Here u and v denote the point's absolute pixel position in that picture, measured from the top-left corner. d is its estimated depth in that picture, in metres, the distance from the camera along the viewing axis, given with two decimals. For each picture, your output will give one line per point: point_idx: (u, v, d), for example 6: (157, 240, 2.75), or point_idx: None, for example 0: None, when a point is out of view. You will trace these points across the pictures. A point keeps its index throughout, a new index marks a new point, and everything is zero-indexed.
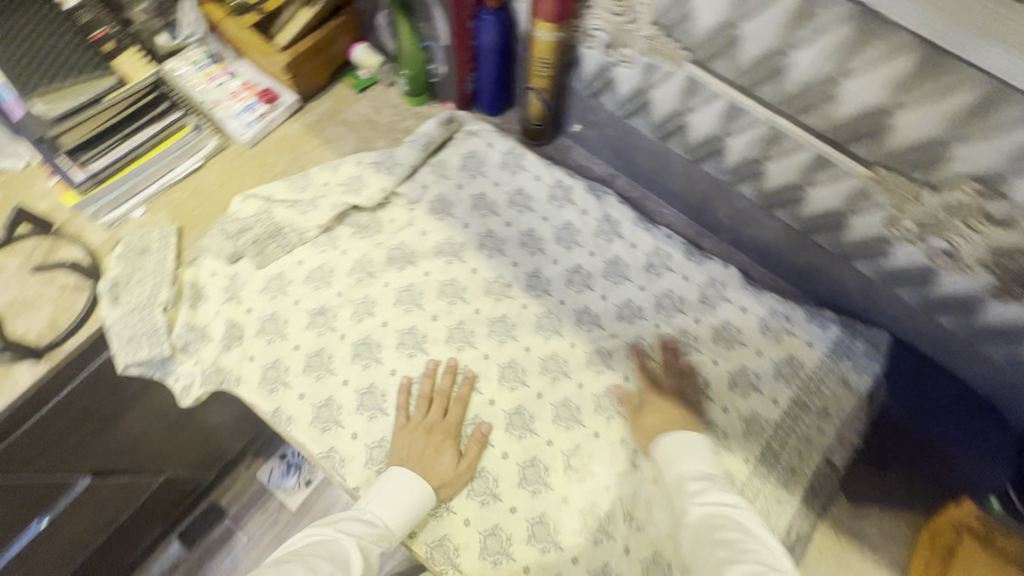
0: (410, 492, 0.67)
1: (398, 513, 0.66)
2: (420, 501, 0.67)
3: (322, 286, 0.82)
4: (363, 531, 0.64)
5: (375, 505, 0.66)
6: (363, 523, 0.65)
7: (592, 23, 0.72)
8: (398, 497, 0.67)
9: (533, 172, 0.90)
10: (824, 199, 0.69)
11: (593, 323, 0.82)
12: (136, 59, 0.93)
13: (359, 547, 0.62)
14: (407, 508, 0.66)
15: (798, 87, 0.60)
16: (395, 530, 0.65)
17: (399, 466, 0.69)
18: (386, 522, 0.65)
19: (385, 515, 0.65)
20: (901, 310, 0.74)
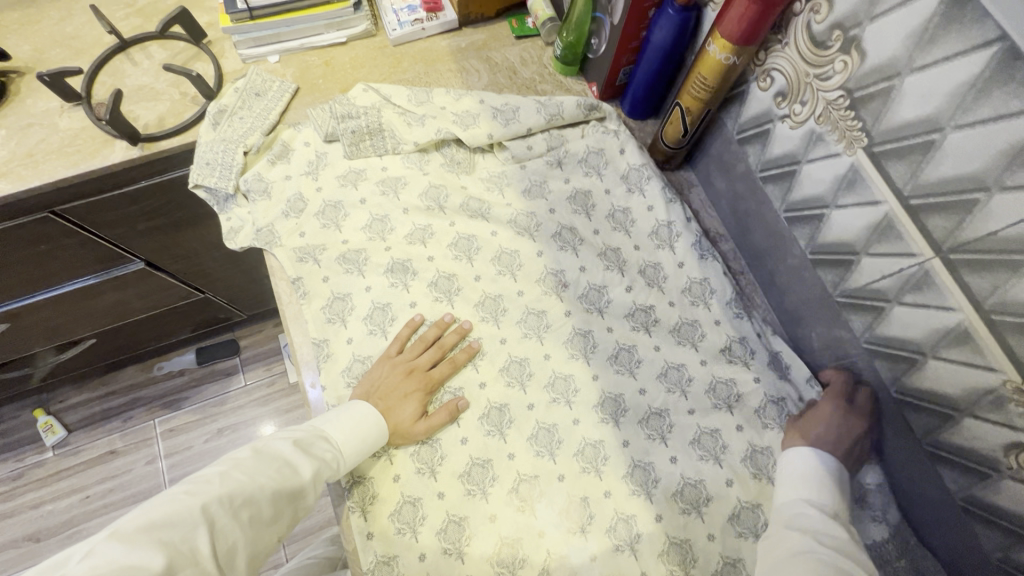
0: (372, 423, 0.65)
1: (353, 442, 0.64)
2: (372, 438, 0.65)
3: (387, 200, 0.81)
4: (316, 451, 0.60)
5: (332, 426, 0.63)
6: (321, 441, 0.62)
7: (776, 62, 0.61)
8: (359, 424, 0.64)
9: (649, 201, 0.81)
10: (944, 378, 0.55)
11: (624, 369, 0.74)
12: None
13: (315, 470, 0.59)
14: (361, 442, 0.64)
15: (981, 236, 0.46)
16: (346, 455, 0.63)
17: (366, 398, 0.68)
18: (341, 446, 0.63)
19: (340, 438, 0.63)
20: (970, 550, 0.58)
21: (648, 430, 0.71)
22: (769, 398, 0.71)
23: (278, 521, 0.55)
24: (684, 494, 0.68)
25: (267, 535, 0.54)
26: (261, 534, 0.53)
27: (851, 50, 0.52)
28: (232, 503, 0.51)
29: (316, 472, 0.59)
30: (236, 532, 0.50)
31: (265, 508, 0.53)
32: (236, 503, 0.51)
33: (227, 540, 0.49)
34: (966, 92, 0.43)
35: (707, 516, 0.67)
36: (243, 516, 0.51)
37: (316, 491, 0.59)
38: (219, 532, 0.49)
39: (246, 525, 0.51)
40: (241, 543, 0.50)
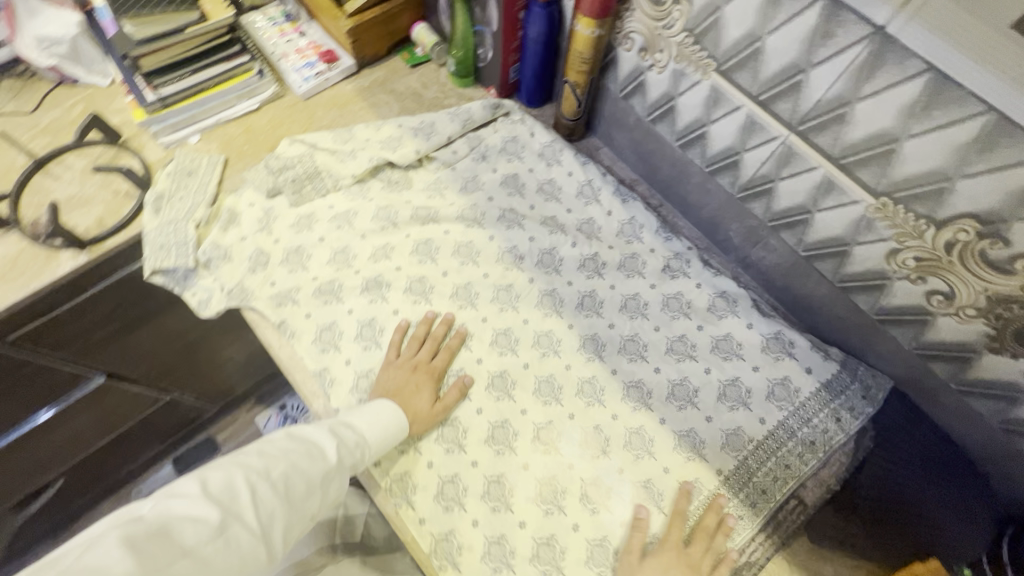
0: (392, 415, 0.72)
1: (374, 430, 0.70)
2: (394, 427, 0.71)
3: (343, 231, 0.88)
4: (343, 438, 0.67)
5: (355, 416, 0.70)
6: (347, 428, 0.69)
7: (630, 25, 0.76)
8: (379, 414, 0.71)
9: (568, 168, 0.93)
10: (829, 225, 0.69)
11: (592, 311, 0.86)
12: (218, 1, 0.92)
13: (338, 452, 0.66)
14: (383, 428, 0.71)
15: (813, 106, 0.61)
16: (371, 441, 0.69)
17: (382, 398, 0.74)
18: (365, 434, 0.69)
19: (364, 426, 0.69)
20: (895, 351, 0.74)
21: (628, 353, 0.83)
22: (714, 295, 0.84)
23: (310, 497, 0.62)
24: (676, 394, 0.79)
25: (302, 509, 0.61)
26: (295, 508, 0.60)
27: (681, 0, 0.67)
28: (269, 477, 0.59)
29: (341, 456, 0.66)
30: (273, 500, 0.58)
31: (296, 483, 0.61)
32: (271, 477, 0.59)
33: (267, 505, 0.57)
34: (766, 6, 0.58)
35: (699, 405, 0.78)
36: (278, 488, 0.59)
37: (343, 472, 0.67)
38: (261, 501, 0.57)
39: (281, 497, 0.59)
40: (278, 511, 0.58)
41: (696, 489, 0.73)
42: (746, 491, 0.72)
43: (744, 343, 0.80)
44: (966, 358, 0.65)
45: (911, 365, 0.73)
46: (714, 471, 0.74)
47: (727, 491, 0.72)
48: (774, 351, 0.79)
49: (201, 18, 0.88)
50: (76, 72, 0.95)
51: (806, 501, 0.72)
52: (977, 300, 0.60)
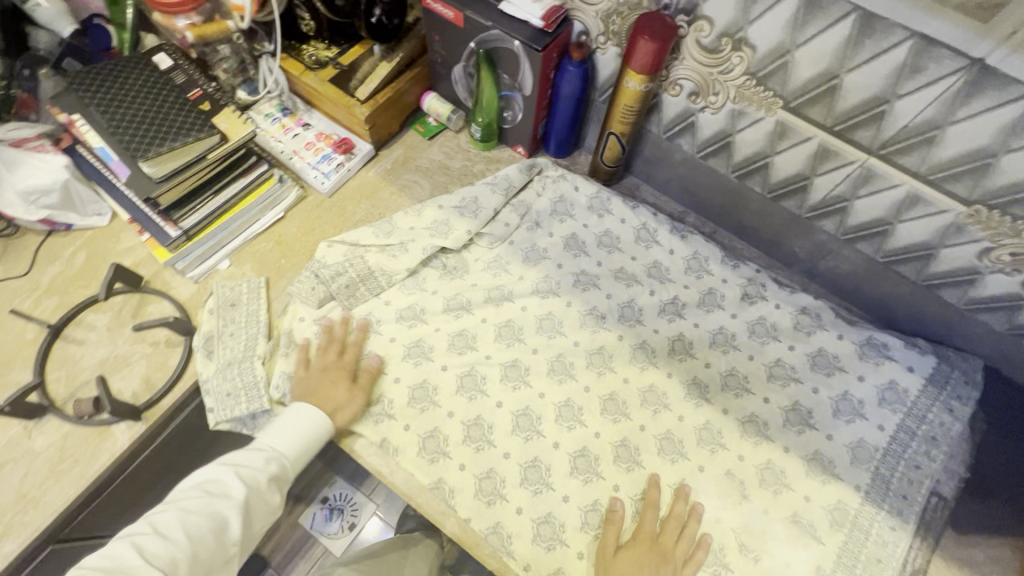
0: (309, 419, 0.72)
1: (294, 445, 0.71)
2: (312, 427, 0.72)
3: (415, 329, 0.83)
4: (248, 463, 0.69)
5: (270, 437, 0.71)
6: (250, 451, 0.70)
7: (679, 73, 0.75)
8: (294, 427, 0.71)
9: (620, 216, 0.92)
10: (912, 233, 0.72)
11: (685, 354, 0.85)
12: (233, 115, 0.84)
13: (248, 479, 0.67)
14: (297, 438, 0.71)
15: (898, 132, 0.63)
16: (286, 455, 0.70)
17: (300, 402, 0.73)
18: (279, 449, 0.70)
19: (283, 444, 0.71)
20: (984, 335, 0.78)
21: (733, 389, 0.83)
22: (795, 313, 0.86)
23: (225, 530, 0.64)
24: (792, 419, 0.80)
25: (217, 543, 0.63)
26: (208, 545, 0.62)
27: (742, 47, 0.67)
28: (162, 527, 0.61)
29: (251, 482, 0.67)
30: (172, 546, 0.60)
31: (201, 523, 0.62)
32: (168, 525, 0.61)
33: (164, 555, 0.59)
34: (845, 47, 0.59)
35: (818, 425, 0.79)
36: (180, 533, 0.61)
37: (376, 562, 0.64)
38: (153, 553, 0.59)
39: (186, 539, 0.61)
40: (180, 553, 0.60)
41: (844, 511, 0.74)
42: (889, 500, 0.74)
43: (841, 354, 0.82)
44: None
45: (1002, 344, 0.77)
46: (854, 488, 0.75)
47: (872, 506, 0.74)
48: (871, 356, 0.81)
49: (222, 139, 0.82)
50: (70, 218, 0.85)
51: (946, 495, 0.75)
52: None
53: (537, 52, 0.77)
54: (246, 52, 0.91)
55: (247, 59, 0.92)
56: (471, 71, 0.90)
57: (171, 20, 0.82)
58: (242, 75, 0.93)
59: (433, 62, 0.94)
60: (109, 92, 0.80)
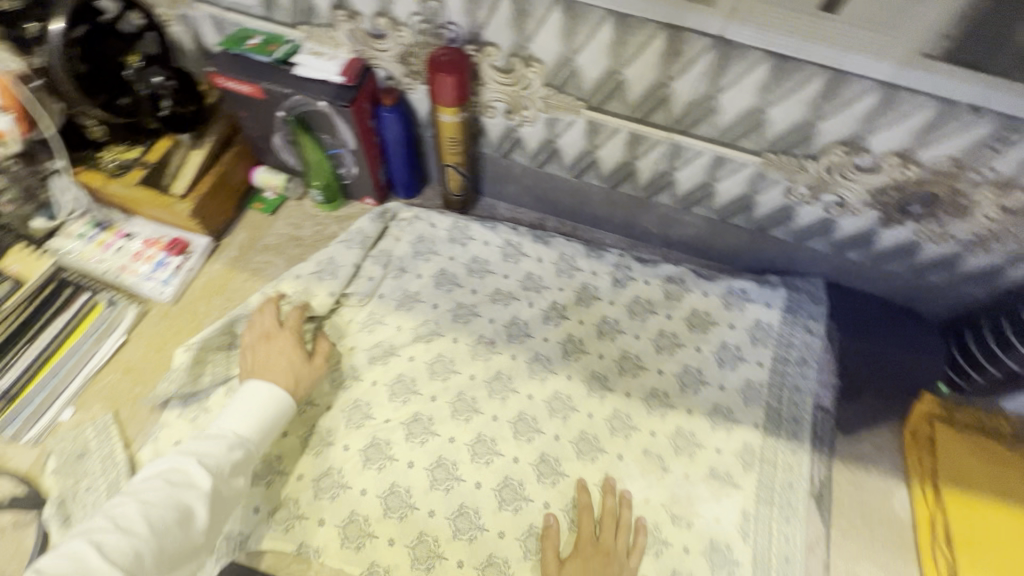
0: (268, 395, 0.66)
1: (255, 425, 0.64)
2: (275, 401, 0.66)
3: (309, 413, 0.78)
4: (210, 450, 0.60)
5: (229, 419, 0.64)
6: (207, 439, 0.62)
7: (489, 96, 0.77)
8: (253, 410, 0.65)
9: (482, 239, 0.94)
10: (731, 189, 0.79)
11: (578, 351, 0.87)
12: (26, 254, 0.81)
13: (214, 466, 0.59)
14: (260, 418, 0.65)
15: (684, 108, 0.69)
16: (249, 437, 0.63)
17: (252, 375, 0.69)
18: (241, 432, 0.63)
19: (241, 425, 0.64)
20: (816, 257, 0.87)
21: (629, 370, 0.86)
22: (664, 284, 0.91)
23: (191, 521, 0.56)
24: (687, 380, 0.85)
25: (184, 535, 0.55)
26: (174, 537, 0.54)
27: (532, 63, 0.70)
28: (118, 524, 0.52)
29: (217, 469, 0.59)
30: (132, 541, 0.51)
31: (163, 514, 0.54)
32: (126, 520, 0.53)
33: (128, 551, 0.51)
34: (614, 46, 0.64)
35: (710, 380, 0.85)
36: (141, 527, 0.52)
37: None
38: (111, 549, 0.50)
39: (148, 532, 0.53)
40: (144, 548, 0.52)
41: (752, 451, 0.79)
42: (785, 427, 0.81)
43: (711, 310, 0.88)
44: (870, 239, 0.80)
45: (831, 261, 0.87)
46: (754, 428, 0.81)
47: (773, 437, 0.80)
48: (736, 303, 0.88)
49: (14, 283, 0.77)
50: None
51: (828, 406, 0.83)
52: (864, 198, 0.73)
53: (346, 108, 0.75)
54: (28, 176, 0.81)
55: (33, 183, 0.81)
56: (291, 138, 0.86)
57: None
58: (33, 201, 0.83)
59: (250, 138, 0.90)
60: None
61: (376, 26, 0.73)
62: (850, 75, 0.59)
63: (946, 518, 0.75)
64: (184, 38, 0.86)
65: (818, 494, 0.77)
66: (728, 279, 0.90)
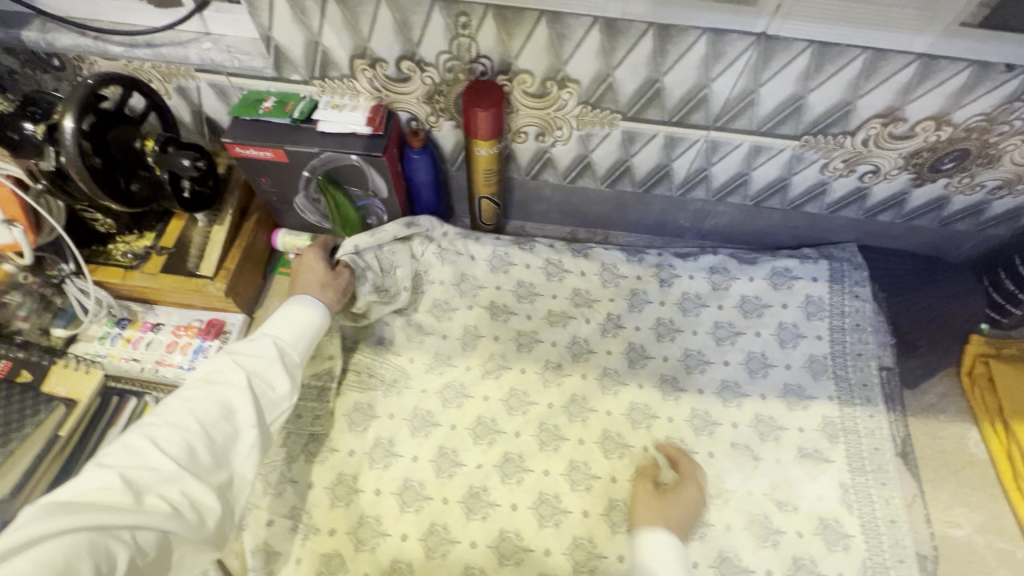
0: (303, 311, 0.68)
1: (295, 332, 0.65)
2: (304, 314, 0.68)
3: (395, 466, 0.77)
4: (252, 354, 0.61)
5: (269, 325, 0.64)
6: (252, 343, 0.62)
7: (520, 122, 0.76)
8: (290, 318, 0.66)
9: (524, 262, 0.91)
10: (767, 174, 0.81)
11: (642, 358, 0.87)
12: (66, 369, 0.69)
13: (253, 369, 0.59)
14: (301, 325, 0.66)
15: (723, 106, 0.70)
16: (288, 342, 0.64)
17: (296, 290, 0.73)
18: (279, 337, 0.64)
19: (279, 333, 0.64)
20: (849, 224, 0.90)
21: (695, 366, 0.87)
22: (709, 276, 0.92)
23: (236, 415, 0.56)
24: (753, 364, 0.86)
25: (231, 431, 0.55)
26: (221, 432, 0.54)
27: (568, 84, 0.69)
28: (172, 418, 0.53)
29: (253, 369, 0.59)
30: (185, 434, 0.52)
31: (210, 412, 0.55)
32: (175, 417, 0.53)
33: (178, 442, 0.51)
34: (655, 56, 0.64)
35: (776, 362, 0.86)
36: (189, 422, 0.53)
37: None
38: (166, 442, 0.51)
39: (195, 427, 0.53)
40: (194, 440, 0.52)
41: (832, 423, 0.81)
42: (857, 394, 0.83)
43: (760, 293, 0.90)
44: (902, 199, 0.83)
45: (864, 226, 0.90)
46: (829, 400, 0.83)
47: (849, 405, 0.82)
48: (783, 282, 0.90)
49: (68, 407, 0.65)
50: None
51: (890, 365, 0.86)
52: (897, 163, 0.76)
53: (380, 157, 0.73)
54: (41, 285, 0.75)
55: (47, 290, 0.76)
56: (315, 195, 0.83)
57: None
58: (49, 309, 0.77)
59: (268, 203, 0.86)
60: None
61: (400, 71, 0.70)
62: (891, 52, 0.61)
63: (1022, 449, 0.78)
64: (183, 111, 0.82)
65: (903, 451, 0.80)
66: (770, 260, 0.92)
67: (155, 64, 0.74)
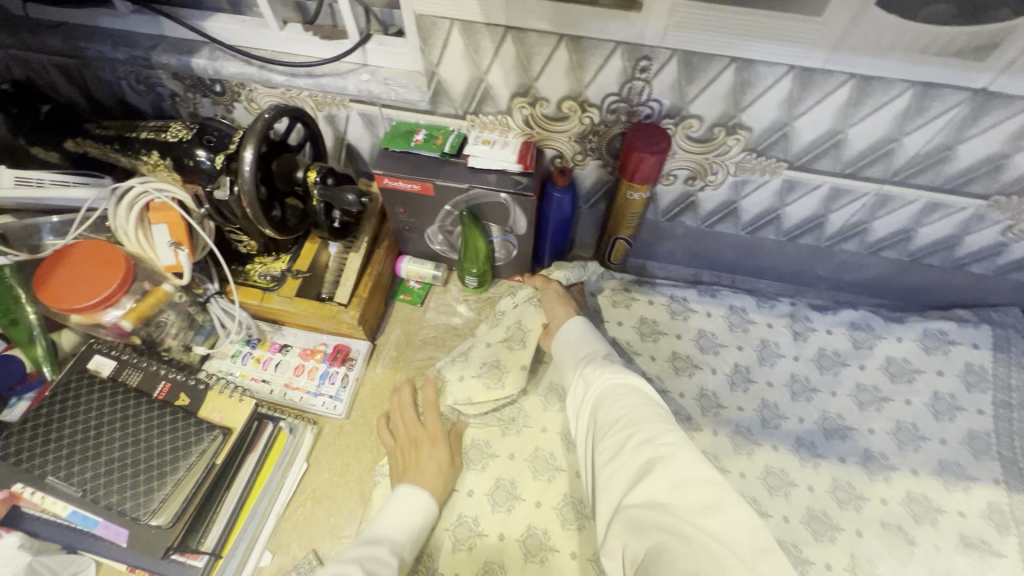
0: (421, 500, 0.65)
1: (409, 527, 0.62)
2: (423, 511, 0.65)
3: (516, 514, 0.74)
4: (372, 556, 0.57)
5: (383, 523, 0.62)
6: (365, 543, 0.59)
7: (672, 165, 0.73)
8: (405, 514, 0.64)
9: (647, 297, 0.89)
10: (936, 232, 0.75)
11: (777, 418, 0.81)
12: (224, 397, 0.68)
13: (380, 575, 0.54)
14: (416, 528, 0.63)
15: (908, 160, 0.65)
16: (401, 544, 0.61)
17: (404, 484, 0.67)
18: (393, 538, 0.61)
19: (394, 528, 0.62)
20: (1015, 288, 0.82)
21: (836, 432, 0.80)
22: (849, 333, 0.86)
23: None
24: (904, 434, 0.79)
25: None
26: None
27: (738, 131, 0.66)
28: None
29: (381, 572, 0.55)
30: None
31: None
32: None
33: None
34: (846, 107, 0.60)
35: (931, 434, 0.78)
36: None
37: (584, 464, 0.57)
38: None
39: None
40: None
41: (1001, 511, 0.73)
42: None
43: (909, 357, 0.83)
44: None
45: None
46: (995, 484, 0.74)
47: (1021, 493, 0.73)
48: (935, 345, 0.83)
49: (225, 435, 0.64)
50: None
51: None
52: None
53: (529, 197, 0.71)
54: (190, 304, 0.76)
55: (193, 309, 0.76)
56: (448, 227, 0.82)
57: (95, 317, 0.66)
58: (193, 326, 0.77)
59: (399, 232, 0.85)
60: (69, 441, 0.62)
61: (559, 110, 0.69)
62: None
63: None
64: (326, 137, 0.83)
65: None
66: (921, 320, 0.85)
67: (311, 93, 0.75)
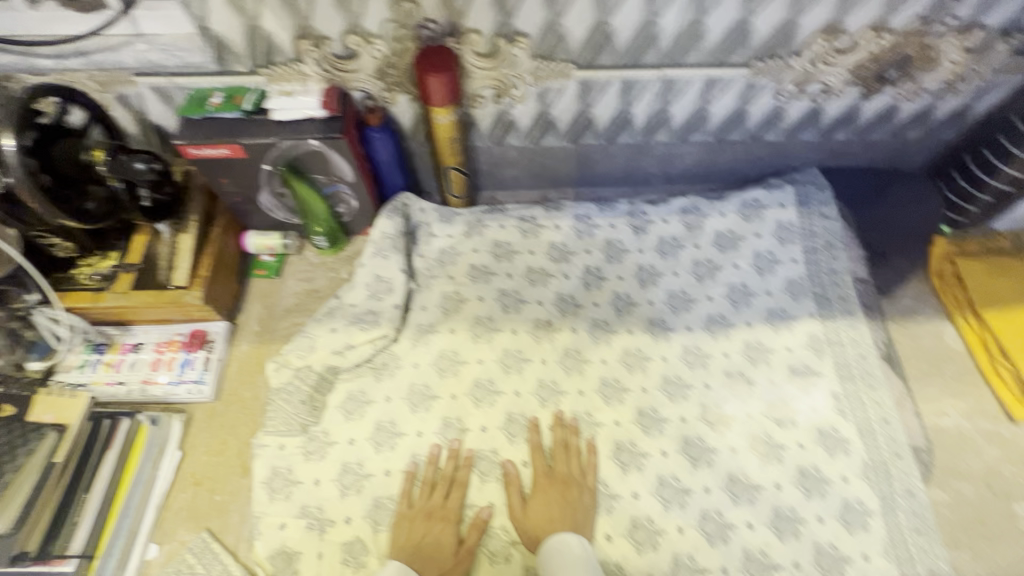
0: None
1: None
2: None
3: (400, 448, 0.76)
4: None
5: None
6: None
7: (475, 86, 0.76)
8: None
9: (496, 223, 0.92)
10: (723, 107, 0.83)
11: (629, 305, 0.88)
12: (53, 397, 0.69)
13: None
14: None
15: (671, 41, 0.71)
16: None
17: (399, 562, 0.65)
18: None
19: None
20: (809, 148, 0.93)
21: (681, 305, 0.88)
22: (682, 217, 0.94)
23: None
24: (736, 294, 0.88)
25: None
26: None
27: (517, 39, 0.69)
28: None
29: None
30: None
31: None
32: None
33: None
34: None
35: (758, 289, 0.88)
36: None
37: None
38: None
39: None
40: None
41: (819, 339, 0.83)
42: (837, 308, 0.85)
43: (733, 227, 0.92)
44: (853, 115, 0.86)
45: (822, 148, 0.93)
46: (811, 317, 0.85)
47: (832, 320, 0.84)
48: (752, 212, 0.93)
49: (59, 430, 0.66)
50: None
51: (864, 277, 0.89)
52: (844, 78, 0.79)
53: (340, 139, 0.71)
54: (9, 320, 0.74)
55: (17, 325, 0.75)
56: (280, 189, 0.82)
57: None
58: (21, 343, 0.76)
59: (232, 206, 0.83)
60: None
61: (347, 46, 0.70)
62: None
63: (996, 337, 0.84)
64: (126, 121, 0.79)
65: (887, 355, 0.84)
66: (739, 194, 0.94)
67: (90, 73, 0.72)
